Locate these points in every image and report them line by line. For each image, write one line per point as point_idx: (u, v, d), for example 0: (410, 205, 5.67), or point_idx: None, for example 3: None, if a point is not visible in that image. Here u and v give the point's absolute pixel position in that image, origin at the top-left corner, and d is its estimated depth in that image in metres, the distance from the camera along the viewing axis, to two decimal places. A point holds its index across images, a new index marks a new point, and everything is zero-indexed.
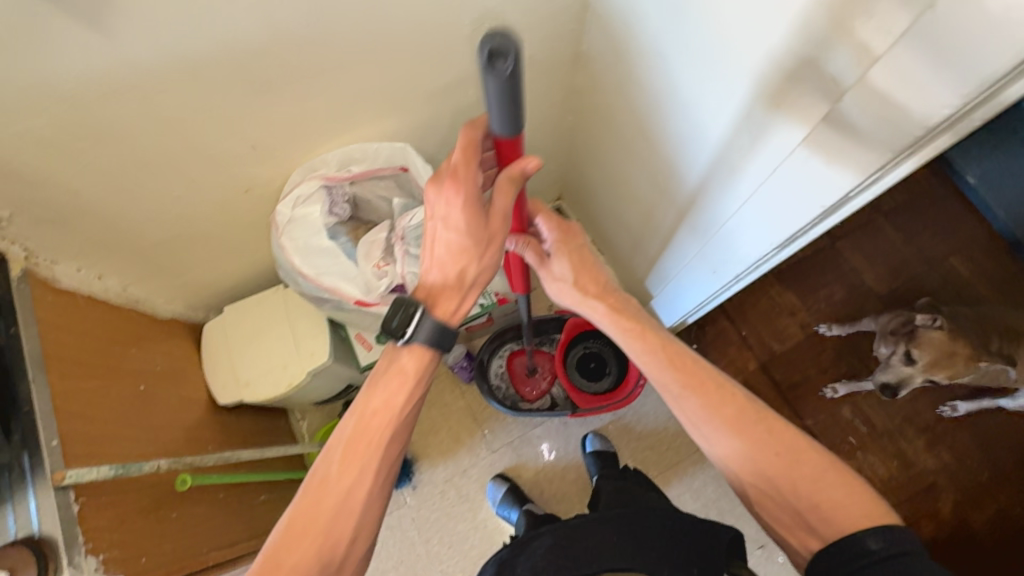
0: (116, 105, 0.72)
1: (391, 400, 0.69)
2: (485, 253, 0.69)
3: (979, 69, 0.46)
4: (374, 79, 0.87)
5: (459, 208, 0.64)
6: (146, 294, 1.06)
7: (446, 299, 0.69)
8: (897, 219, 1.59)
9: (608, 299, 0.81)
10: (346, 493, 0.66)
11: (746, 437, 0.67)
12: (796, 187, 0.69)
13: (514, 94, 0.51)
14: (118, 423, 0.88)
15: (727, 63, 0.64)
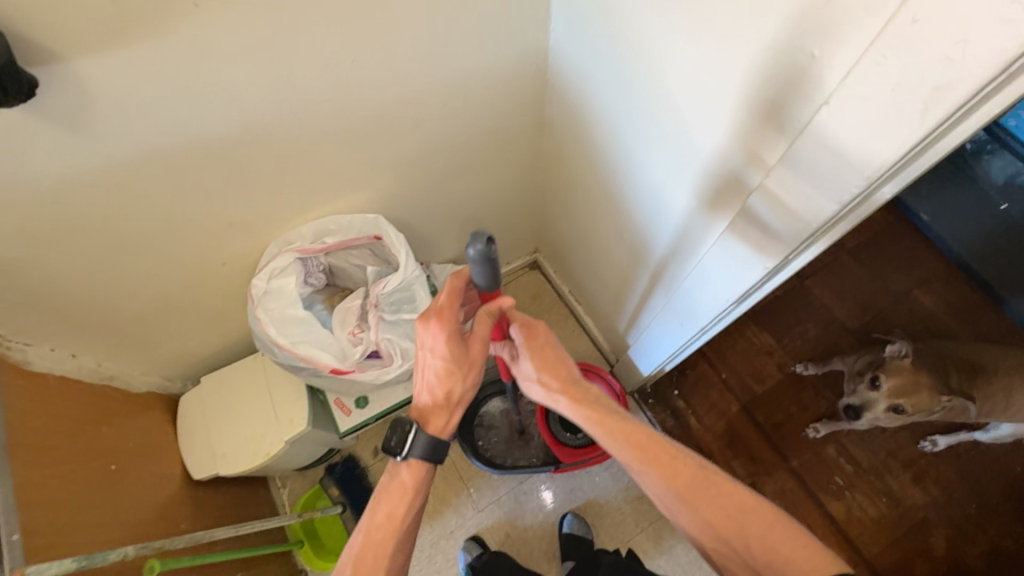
0: (93, 193, 0.74)
1: (393, 511, 0.73)
2: (468, 374, 0.76)
3: (877, 154, 0.51)
4: (346, 154, 0.91)
5: (442, 340, 0.73)
6: (121, 368, 1.06)
7: (435, 417, 0.77)
8: (861, 256, 1.65)
9: (569, 391, 0.80)
10: None
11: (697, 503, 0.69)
12: (744, 245, 0.74)
13: (496, 269, 0.65)
14: (84, 510, 0.86)
15: (679, 133, 0.72)
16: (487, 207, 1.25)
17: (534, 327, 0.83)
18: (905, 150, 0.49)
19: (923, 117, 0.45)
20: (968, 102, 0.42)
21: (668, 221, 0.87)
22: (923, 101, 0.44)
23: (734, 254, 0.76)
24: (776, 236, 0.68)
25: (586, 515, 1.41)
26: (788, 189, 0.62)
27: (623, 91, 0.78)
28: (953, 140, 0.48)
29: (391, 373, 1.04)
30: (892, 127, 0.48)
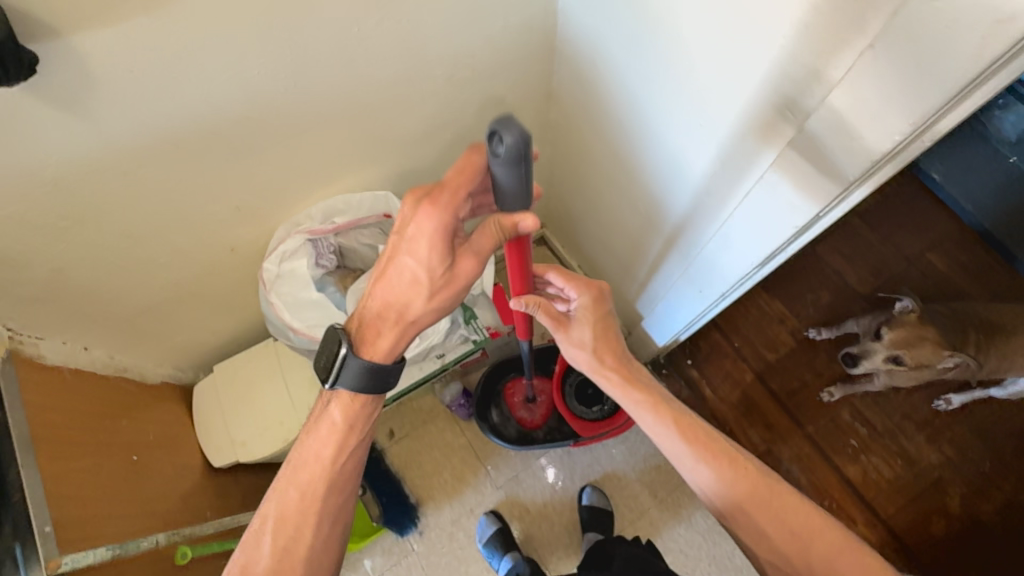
0: (98, 181, 0.72)
1: (319, 451, 0.72)
2: (436, 297, 0.66)
3: (922, 98, 0.49)
4: (352, 132, 0.89)
5: (428, 236, 0.61)
6: (134, 360, 1.05)
7: (379, 333, 0.69)
8: (872, 220, 1.63)
9: (623, 368, 0.83)
10: (285, 547, 0.70)
11: (739, 489, 0.74)
12: (768, 207, 0.72)
13: (519, 180, 0.51)
14: (111, 501, 0.85)
15: (699, 95, 0.70)
16: None
17: (604, 297, 0.83)
18: (953, 93, 0.47)
19: (978, 53, 0.43)
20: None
21: (688, 187, 0.84)
22: (981, 35, 0.42)
23: (758, 216, 0.75)
24: (806, 194, 0.66)
25: (604, 488, 1.42)
26: (820, 144, 0.60)
27: (641, 50, 0.75)
28: (1003, 81, 0.47)
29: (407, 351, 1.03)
30: (943, 67, 0.46)
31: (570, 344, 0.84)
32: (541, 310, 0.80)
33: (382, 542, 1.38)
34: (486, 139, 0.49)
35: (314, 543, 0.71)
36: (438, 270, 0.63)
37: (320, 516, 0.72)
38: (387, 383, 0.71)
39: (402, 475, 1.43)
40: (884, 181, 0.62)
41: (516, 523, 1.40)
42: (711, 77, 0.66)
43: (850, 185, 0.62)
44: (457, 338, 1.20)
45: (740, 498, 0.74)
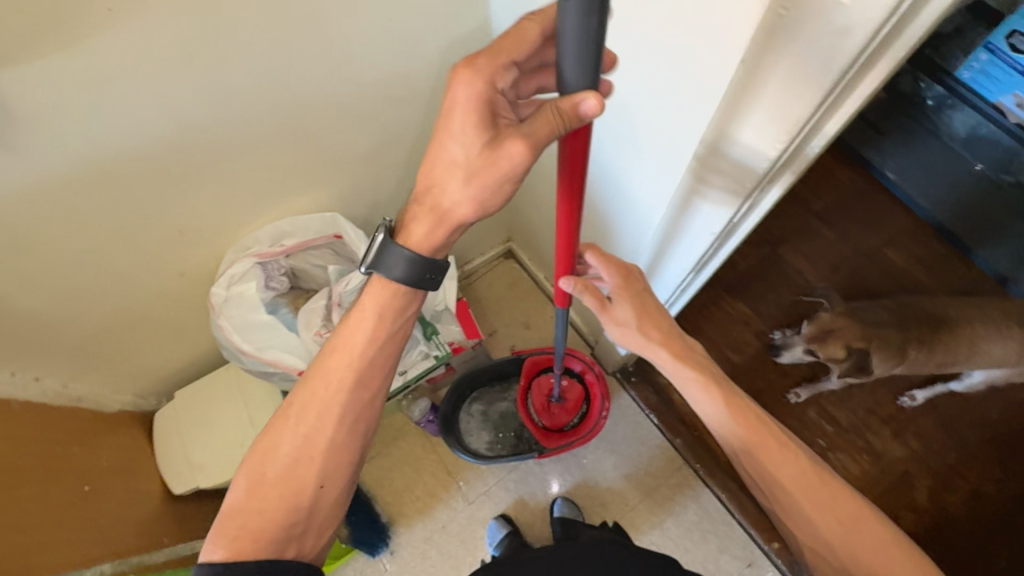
0: (31, 213, 0.73)
1: (350, 340, 0.70)
2: (473, 182, 0.58)
3: (792, 111, 0.54)
4: (291, 155, 0.91)
5: (461, 110, 0.56)
6: (89, 390, 1.04)
7: (421, 224, 0.66)
8: (832, 219, 1.66)
9: (673, 345, 0.82)
10: (304, 439, 0.69)
11: (785, 472, 0.74)
12: (687, 216, 0.77)
13: (589, 41, 0.41)
14: (57, 529, 0.84)
15: (617, 107, 0.73)
16: None
17: (633, 276, 0.83)
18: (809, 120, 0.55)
19: (828, 65, 0.49)
20: (847, 72, 0.49)
21: (622, 193, 0.86)
22: (825, 50, 0.48)
23: (681, 223, 0.80)
24: (715, 202, 0.71)
25: (577, 499, 1.42)
26: (720, 154, 0.65)
27: None
28: (850, 108, 0.55)
29: None
30: (804, 82, 0.51)
31: (617, 320, 0.83)
32: (589, 293, 0.76)
33: (354, 562, 1.37)
34: None
35: (334, 437, 0.70)
36: (473, 150, 0.57)
37: (344, 409, 0.70)
38: (425, 281, 0.69)
39: (372, 494, 1.43)
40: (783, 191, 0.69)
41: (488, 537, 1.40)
42: (627, 82, 0.69)
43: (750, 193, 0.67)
44: (417, 355, 1.22)
45: (788, 480, 0.73)
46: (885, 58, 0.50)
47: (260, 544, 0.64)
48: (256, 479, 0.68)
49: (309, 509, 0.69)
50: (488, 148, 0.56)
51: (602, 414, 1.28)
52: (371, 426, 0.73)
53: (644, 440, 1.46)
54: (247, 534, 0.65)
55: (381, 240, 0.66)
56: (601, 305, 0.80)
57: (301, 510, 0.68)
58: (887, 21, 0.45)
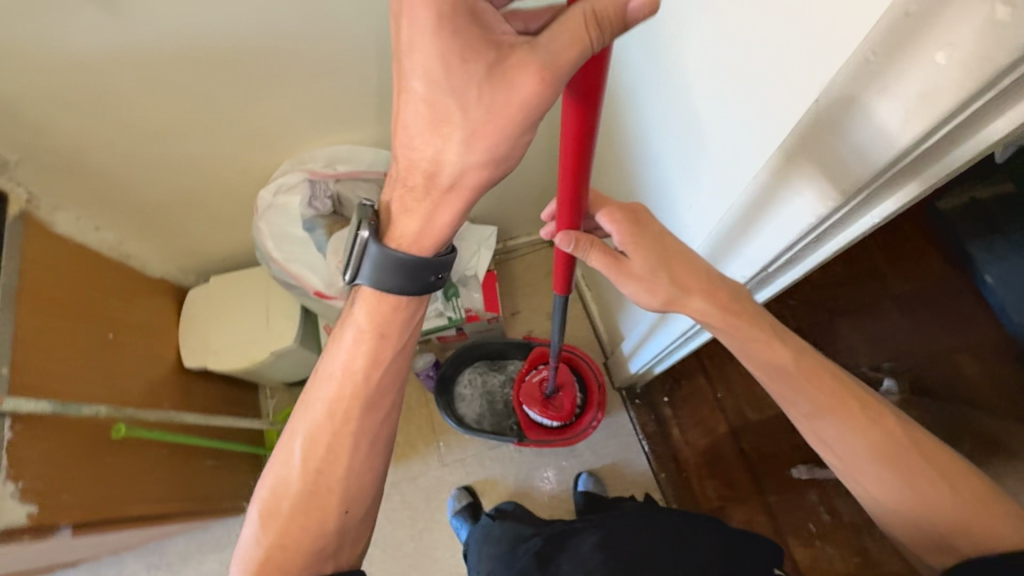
0: (122, 76, 0.80)
1: (349, 366, 0.70)
2: (475, 134, 0.49)
3: (854, 167, 0.45)
4: (365, 85, 0.94)
5: (430, 31, 0.44)
6: (140, 251, 1.14)
7: (413, 206, 0.58)
8: (907, 305, 1.48)
9: (719, 298, 0.66)
10: (320, 467, 0.71)
11: (866, 438, 0.65)
12: (724, 251, 0.70)
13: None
14: (78, 364, 0.94)
15: (686, 110, 0.66)
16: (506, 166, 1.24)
17: (643, 220, 0.68)
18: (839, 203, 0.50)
19: (905, 125, 0.39)
20: (930, 141, 0.40)
21: (672, 215, 0.81)
22: (908, 107, 0.39)
23: (715, 255, 0.72)
24: (752, 243, 0.63)
25: (547, 499, 1.41)
26: (768, 196, 0.56)
27: (650, 61, 0.72)
28: (889, 209, 0.49)
29: None
30: (877, 139, 0.42)
31: (637, 279, 0.67)
32: (596, 250, 0.65)
33: None
34: None
35: (348, 460, 0.71)
36: (462, 88, 0.46)
37: (356, 434, 0.71)
38: (427, 280, 0.65)
39: None
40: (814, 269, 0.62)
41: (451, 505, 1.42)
42: (701, 85, 0.61)
43: (790, 246, 0.58)
44: (431, 311, 1.25)
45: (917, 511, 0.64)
46: (936, 165, 0.43)
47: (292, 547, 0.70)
48: (272, 510, 0.71)
49: (334, 525, 0.72)
50: (486, 83, 0.46)
51: (591, 424, 1.27)
52: (385, 440, 0.74)
53: (628, 463, 1.43)
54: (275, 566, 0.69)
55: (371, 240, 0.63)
56: (614, 262, 0.66)
57: (328, 523, 0.71)
58: (988, 92, 0.35)
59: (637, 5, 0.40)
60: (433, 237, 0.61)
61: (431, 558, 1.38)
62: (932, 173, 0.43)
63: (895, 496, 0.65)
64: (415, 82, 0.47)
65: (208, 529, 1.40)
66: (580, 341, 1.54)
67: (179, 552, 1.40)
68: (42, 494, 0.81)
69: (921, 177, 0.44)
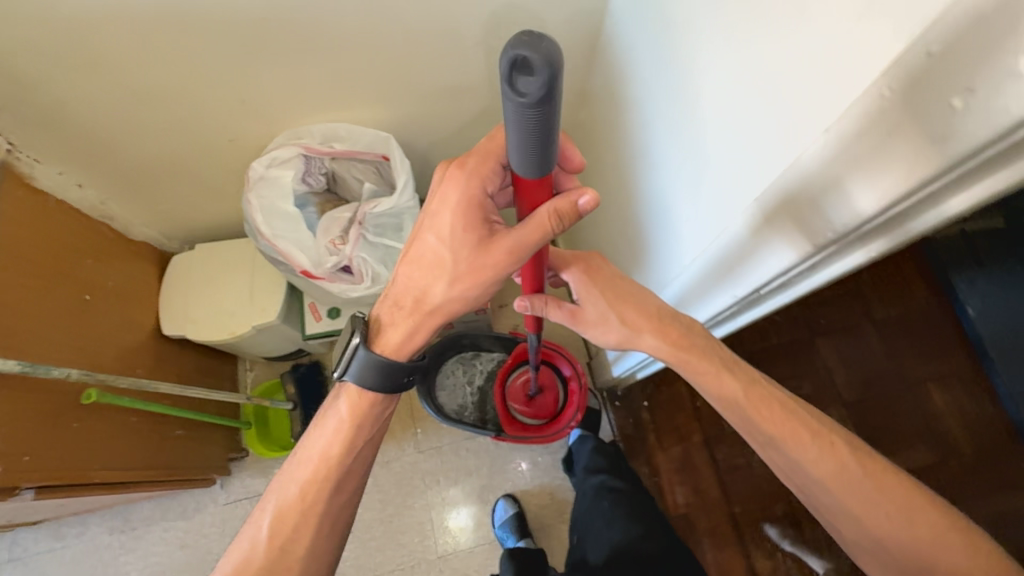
0: (112, 32, 0.77)
1: (326, 448, 0.65)
2: (462, 278, 0.57)
3: (860, 199, 0.43)
4: (368, 64, 0.91)
5: (451, 205, 0.55)
6: (123, 213, 1.11)
7: (396, 326, 0.62)
8: (886, 331, 1.46)
9: (669, 334, 0.69)
10: (280, 549, 0.63)
11: (823, 470, 0.64)
12: (715, 269, 0.67)
13: (534, 129, 0.36)
14: (47, 326, 0.91)
15: (694, 118, 0.64)
16: None
17: (599, 265, 0.72)
18: (860, 217, 0.44)
19: (914, 163, 0.37)
20: (931, 182, 0.37)
21: (667, 221, 0.80)
22: (921, 147, 0.36)
23: (704, 273, 0.70)
24: (745, 264, 0.61)
25: (519, 493, 1.42)
26: (766, 221, 0.53)
27: (660, 69, 0.71)
28: (897, 238, 0.46)
29: (357, 291, 1.01)
30: (883, 173, 0.40)
31: (593, 326, 0.73)
32: (551, 306, 0.70)
33: None
34: (507, 72, 0.34)
35: (314, 543, 0.64)
36: (462, 250, 0.56)
37: (320, 518, 0.64)
38: (401, 384, 0.63)
39: None
40: (822, 284, 0.57)
41: (423, 489, 1.43)
42: (710, 96, 0.59)
43: (782, 271, 0.56)
44: None
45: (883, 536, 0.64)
46: (976, 184, 0.37)
47: None
48: None
49: None
50: (478, 246, 0.56)
51: (569, 424, 1.26)
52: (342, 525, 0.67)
53: None
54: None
55: (358, 337, 0.62)
56: (569, 313, 0.72)
57: None
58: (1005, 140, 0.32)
59: (583, 208, 0.49)
60: (412, 350, 0.63)
61: (399, 540, 1.39)
62: (944, 212, 0.40)
63: (854, 526, 0.65)
64: (428, 231, 0.57)
65: (176, 497, 1.39)
66: (564, 339, 1.55)
67: (144, 518, 1.38)
68: (3, 455, 0.79)
69: (960, 197, 0.38)
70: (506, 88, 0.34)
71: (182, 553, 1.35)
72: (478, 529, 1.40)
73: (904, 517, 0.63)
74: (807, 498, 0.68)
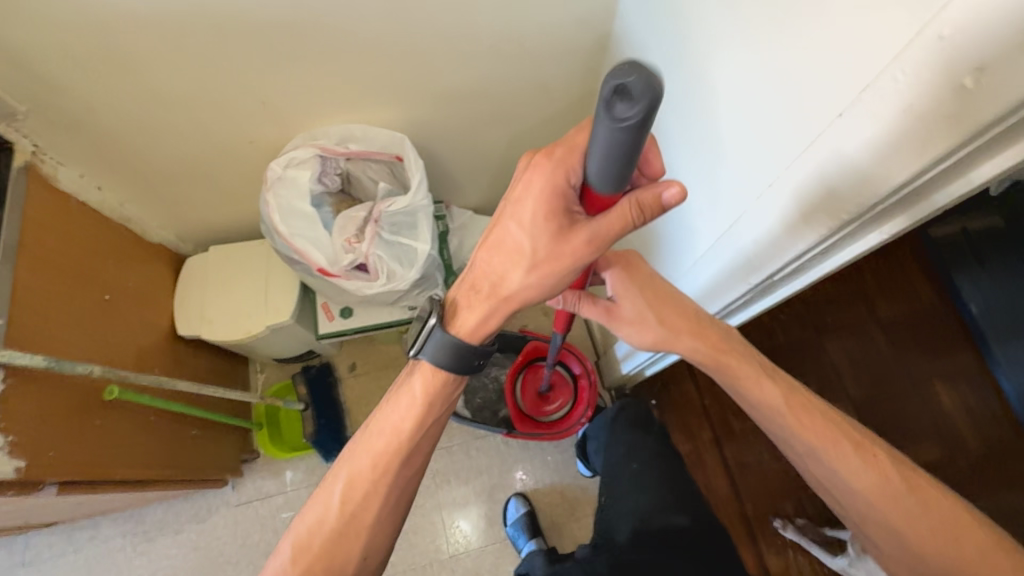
0: (139, 36, 0.79)
1: (398, 424, 0.67)
2: (542, 267, 0.57)
3: (879, 179, 0.45)
4: (385, 67, 0.94)
5: (536, 194, 0.54)
6: (141, 215, 1.13)
7: (471, 309, 0.63)
8: (891, 328, 1.47)
9: (708, 337, 0.71)
10: (351, 515, 0.67)
11: (865, 481, 0.65)
12: (728, 258, 0.69)
13: (622, 150, 0.39)
14: (70, 324, 0.92)
15: (705, 112, 0.67)
16: (513, 156, 1.24)
17: (636, 263, 0.73)
18: (887, 195, 0.47)
19: (930, 139, 0.39)
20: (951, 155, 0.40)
21: (679, 215, 0.81)
22: (932, 125, 0.38)
23: (717, 263, 0.72)
24: (759, 251, 0.62)
25: (529, 493, 1.42)
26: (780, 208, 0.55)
27: (673, 66, 0.74)
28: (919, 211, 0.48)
29: (373, 289, 1.02)
30: (898, 152, 0.42)
31: (627, 325, 0.73)
32: (585, 302, 0.72)
33: (308, 460, 1.41)
34: (607, 96, 0.36)
35: (381, 513, 0.67)
36: (544, 241, 0.56)
37: (388, 489, 0.67)
38: (472, 366, 0.65)
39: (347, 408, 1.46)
40: (846, 261, 0.60)
41: (434, 489, 1.44)
42: (723, 90, 0.61)
43: (802, 252, 0.58)
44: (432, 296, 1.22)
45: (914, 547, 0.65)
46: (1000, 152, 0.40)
47: None
48: (301, 551, 0.66)
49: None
50: (559, 236, 0.55)
51: (580, 421, 1.27)
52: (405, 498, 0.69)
53: None
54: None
55: (435, 323, 0.63)
56: (604, 310, 0.73)
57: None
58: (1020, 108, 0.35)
59: (666, 199, 0.49)
60: (484, 336, 0.64)
61: (411, 540, 1.39)
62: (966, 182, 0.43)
63: (892, 536, 0.66)
64: (511, 219, 0.56)
65: (189, 500, 1.39)
66: (572, 339, 1.56)
67: (157, 520, 1.38)
68: (30, 449, 0.81)
69: (984, 165, 0.42)
70: (605, 112, 0.36)
71: (195, 555, 1.36)
72: (490, 529, 1.40)
73: (949, 535, 0.64)
74: (836, 502, 0.70)
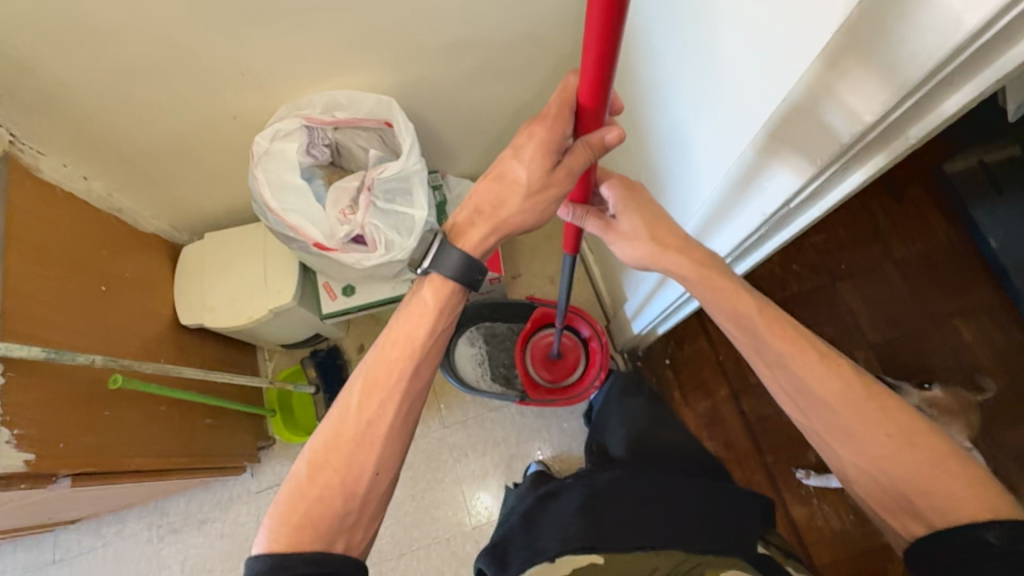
0: (102, 5, 0.75)
1: (412, 330, 0.64)
2: (534, 198, 0.60)
3: (898, 72, 0.41)
4: (364, 26, 0.89)
5: (529, 133, 0.57)
6: (131, 204, 1.10)
7: (468, 235, 0.63)
8: (909, 269, 1.42)
9: (694, 253, 0.67)
10: (366, 424, 0.62)
11: (829, 388, 0.62)
12: (737, 187, 0.65)
13: None
14: (68, 315, 0.91)
15: (704, 33, 0.61)
16: (507, 116, 1.19)
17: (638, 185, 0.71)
18: (901, 100, 0.43)
19: (955, 20, 0.35)
20: (971, 43, 0.36)
21: (684, 151, 0.76)
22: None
23: (727, 195, 0.68)
24: (773, 172, 0.58)
25: (548, 460, 1.41)
26: (792, 118, 0.51)
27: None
28: (929, 125, 0.44)
29: (372, 260, 0.99)
30: (919, 39, 0.38)
31: (624, 239, 0.70)
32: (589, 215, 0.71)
33: None
34: None
35: (396, 422, 0.63)
36: (533, 173, 0.59)
37: (405, 398, 0.63)
38: (473, 281, 0.64)
39: None
40: (852, 192, 0.55)
41: (452, 463, 1.43)
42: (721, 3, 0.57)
43: (813, 174, 0.54)
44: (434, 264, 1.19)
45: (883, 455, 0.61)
46: (979, 75, 0.39)
47: (305, 520, 0.59)
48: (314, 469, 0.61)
49: (362, 496, 0.61)
50: (547, 169, 0.58)
51: (593, 384, 1.25)
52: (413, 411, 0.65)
53: None
54: (306, 523, 0.59)
55: (440, 238, 0.63)
56: (604, 224, 0.71)
57: (349, 495, 0.61)
58: None
59: (609, 141, 0.56)
60: (484, 254, 0.65)
61: (433, 514, 1.39)
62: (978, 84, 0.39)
63: (855, 446, 0.62)
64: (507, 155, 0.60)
65: (209, 489, 1.40)
66: (582, 304, 1.53)
67: (180, 511, 1.39)
68: (38, 441, 0.80)
69: (966, 88, 0.40)
70: None
71: (221, 542, 1.37)
72: None
73: (907, 441, 0.60)
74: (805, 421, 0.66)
